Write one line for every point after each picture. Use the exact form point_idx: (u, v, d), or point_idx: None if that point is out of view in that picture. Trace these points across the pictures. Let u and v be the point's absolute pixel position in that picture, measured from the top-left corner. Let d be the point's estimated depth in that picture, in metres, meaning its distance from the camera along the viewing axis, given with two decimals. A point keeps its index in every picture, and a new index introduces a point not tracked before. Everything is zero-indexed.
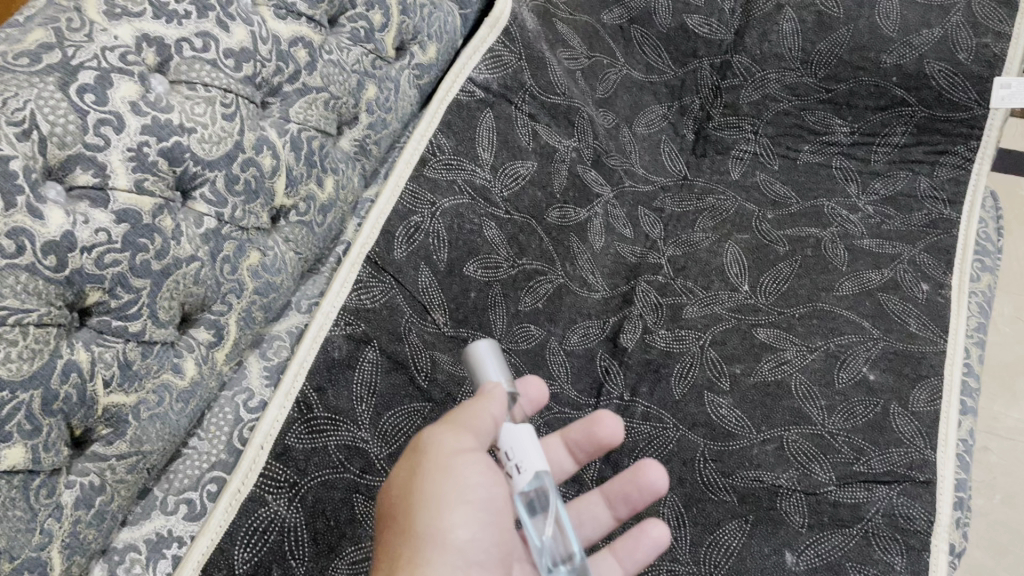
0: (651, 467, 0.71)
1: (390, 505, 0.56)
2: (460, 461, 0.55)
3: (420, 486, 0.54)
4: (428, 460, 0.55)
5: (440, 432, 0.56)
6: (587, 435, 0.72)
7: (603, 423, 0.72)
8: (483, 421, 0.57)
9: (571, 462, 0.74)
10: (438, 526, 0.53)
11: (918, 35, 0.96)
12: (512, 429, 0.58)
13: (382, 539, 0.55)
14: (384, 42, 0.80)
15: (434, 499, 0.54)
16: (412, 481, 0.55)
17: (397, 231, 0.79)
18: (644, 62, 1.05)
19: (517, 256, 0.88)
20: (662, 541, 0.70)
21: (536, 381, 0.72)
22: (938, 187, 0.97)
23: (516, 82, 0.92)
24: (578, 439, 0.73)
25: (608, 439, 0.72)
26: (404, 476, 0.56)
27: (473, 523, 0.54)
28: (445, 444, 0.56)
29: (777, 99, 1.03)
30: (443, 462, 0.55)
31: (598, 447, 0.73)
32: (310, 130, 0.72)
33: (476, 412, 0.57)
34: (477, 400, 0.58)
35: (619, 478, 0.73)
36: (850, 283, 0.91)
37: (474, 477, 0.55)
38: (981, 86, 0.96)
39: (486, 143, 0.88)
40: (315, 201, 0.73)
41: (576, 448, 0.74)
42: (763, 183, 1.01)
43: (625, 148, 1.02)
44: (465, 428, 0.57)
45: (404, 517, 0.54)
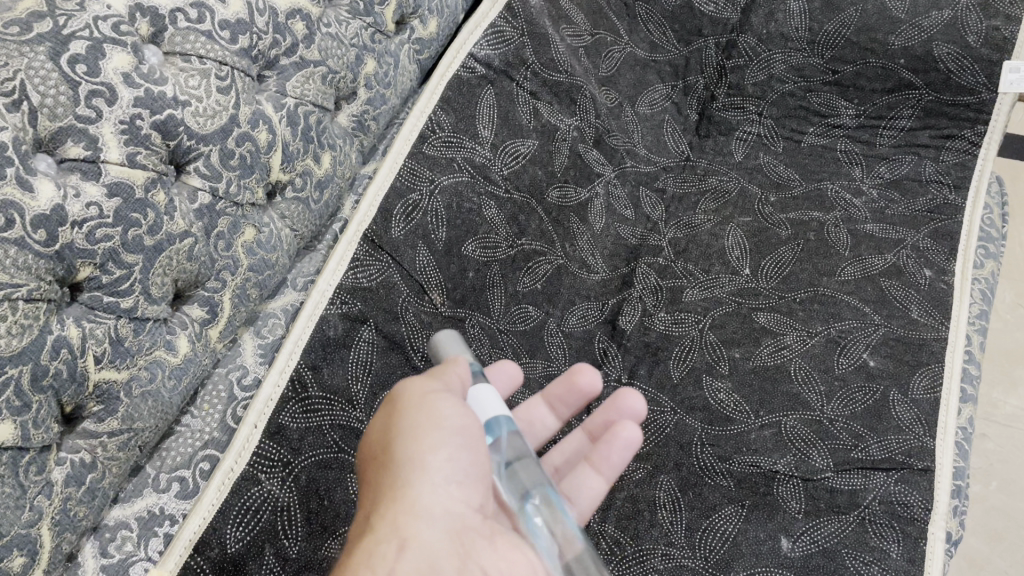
0: (631, 394, 0.69)
1: (368, 456, 0.50)
2: (433, 397, 0.50)
3: (394, 422, 0.49)
4: (400, 399, 0.50)
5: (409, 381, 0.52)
6: (567, 386, 0.70)
7: (581, 372, 0.70)
8: (452, 376, 0.54)
9: (554, 421, 0.72)
10: (416, 449, 0.47)
11: (927, 17, 0.94)
12: (477, 391, 0.56)
13: (365, 489, 0.49)
14: (383, 16, 0.78)
15: (409, 429, 0.48)
16: (390, 422, 0.50)
17: (395, 208, 0.78)
18: (648, 40, 1.03)
19: (517, 236, 0.87)
20: (635, 442, 0.65)
21: (510, 368, 0.70)
22: (943, 171, 0.96)
23: (519, 58, 0.90)
24: (559, 394, 0.71)
25: (588, 390, 0.70)
26: (382, 423, 0.51)
27: (456, 446, 0.48)
28: (414, 386, 0.51)
29: (782, 80, 1.01)
30: (418, 398, 0.50)
31: (581, 400, 0.71)
32: (308, 105, 0.71)
33: (446, 368, 0.54)
34: (444, 365, 0.55)
35: (600, 412, 0.70)
36: (852, 268, 0.90)
37: (449, 408, 0.49)
38: (991, 70, 0.94)
39: (486, 120, 0.87)
40: (311, 177, 0.72)
41: (557, 404, 0.72)
42: (767, 165, 1.00)
43: (628, 127, 1.01)
44: (436, 377, 0.53)
45: (382, 454, 0.48)
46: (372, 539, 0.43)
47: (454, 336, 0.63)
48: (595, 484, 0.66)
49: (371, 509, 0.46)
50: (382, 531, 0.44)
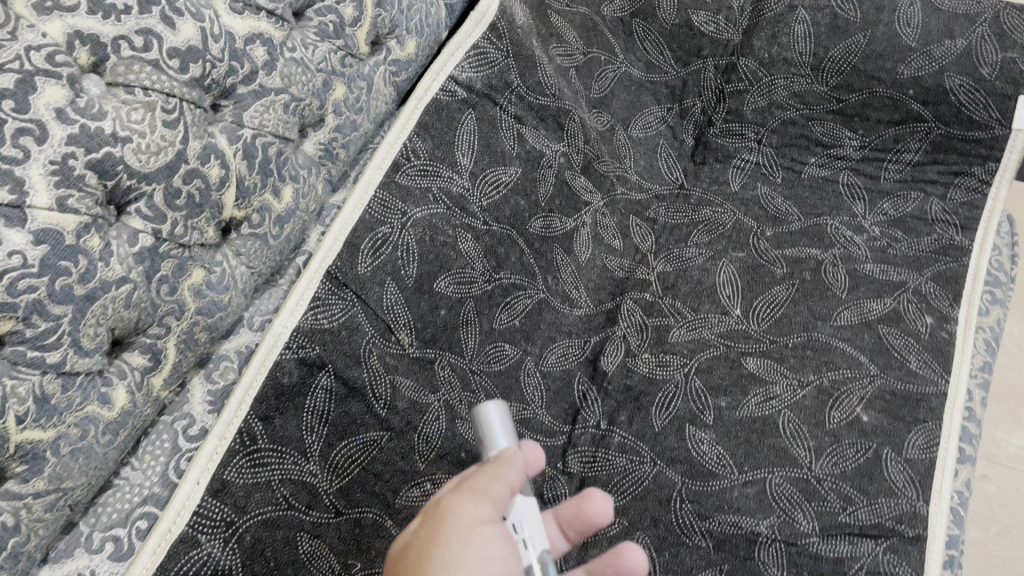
0: (631, 549, 0.65)
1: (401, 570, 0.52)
2: (480, 531, 0.52)
3: (437, 547, 0.51)
4: (448, 525, 0.52)
5: (459, 500, 0.54)
6: (577, 511, 0.68)
7: (594, 500, 0.67)
8: (501, 490, 0.56)
9: (564, 542, 0.70)
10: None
11: (940, 45, 0.88)
12: (519, 505, 0.58)
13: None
14: (355, 38, 0.74)
15: (452, 564, 0.50)
16: (431, 543, 0.52)
17: (362, 243, 0.74)
18: (644, 60, 0.99)
19: (495, 270, 0.83)
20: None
21: (539, 448, 0.68)
22: (950, 211, 0.90)
23: (503, 81, 0.85)
24: (568, 517, 0.69)
25: (598, 518, 0.67)
26: (422, 540, 0.53)
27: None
28: (464, 511, 0.53)
29: (784, 107, 0.96)
30: (464, 525, 0.52)
31: (588, 525, 0.68)
32: (267, 136, 0.66)
33: (495, 480, 0.56)
34: (497, 469, 0.57)
35: (600, 559, 0.67)
36: (848, 312, 0.85)
37: (493, 548, 0.52)
38: (1004, 105, 0.88)
39: (466, 146, 0.82)
40: (270, 212, 0.67)
41: (566, 524, 0.69)
42: (764, 197, 0.95)
43: (619, 151, 0.96)
44: (485, 498, 0.55)
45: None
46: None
47: (502, 415, 0.61)
48: None
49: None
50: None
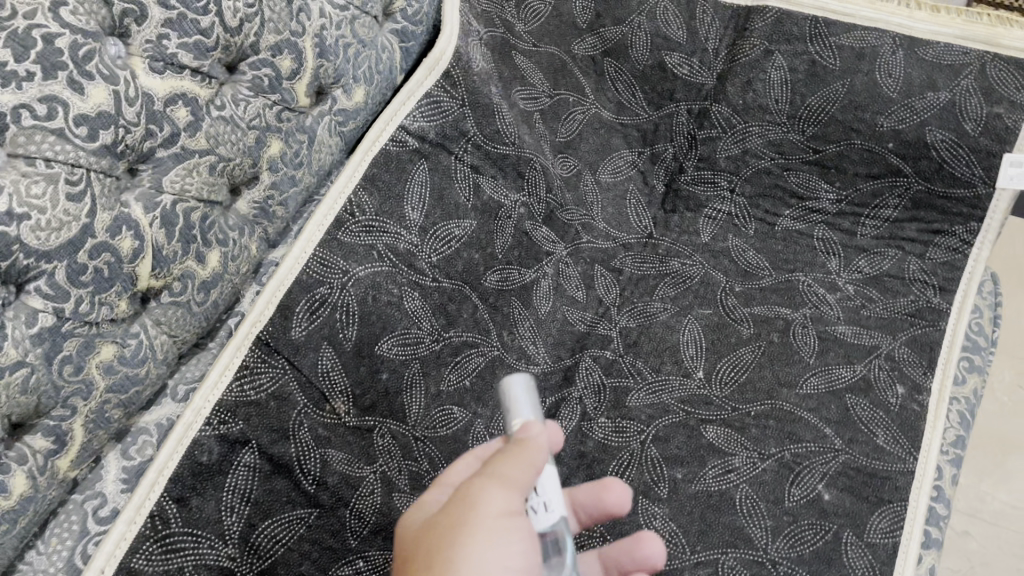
0: (651, 540, 0.66)
1: (420, 557, 0.49)
2: (507, 525, 0.49)
3: (458, 543, 0.48)
4: (473, 516, 0.49)
5: (488, 488, 0.50)
6: (593, 499, 0.68)
7: (613, 490, 0.67)
8: (529, 475, 0.52)
9: (573, 523, 0.70)
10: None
11: (921, 98, 0.84)
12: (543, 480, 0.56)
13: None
14: (294, 91, 0.70)
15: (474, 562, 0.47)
16: (453, 537, 0.48)
17: (297, 306, 0.70)
18: (615, 100, 0.95)
19: (444, 328, 0.79)
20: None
21: (556, 428, 0.65)
22: (929, 270, 0.86)
23: (457, 130, 0.81)
24: (583, 503, 0.68)
25: (614, 506, 0.67)
26: (443, 529, 0.49)
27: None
28: (492, 502, 0.49)
29: (758, 155, 0.91)
30: (489, 522, 0.49)
31: (604, 514, 0.68)
32: (189, 201, 0.62)
33: (524, 466, 0.52)
34: (526, 450, 0.53)
35: (618, 545, 0.68)
36: (816, 379, 0.81)
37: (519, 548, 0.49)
38: (988, 163, 0.83)
39: (416, 199, 0.78)
40: (193, 279, 0.64)
41: (579, 509, 0.69)
42: (735, 249, 0.91)
43: (585, 199, 0.93)
44: (514, 486, 0.51)
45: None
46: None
47: (528, 385, 0.58)
48: None
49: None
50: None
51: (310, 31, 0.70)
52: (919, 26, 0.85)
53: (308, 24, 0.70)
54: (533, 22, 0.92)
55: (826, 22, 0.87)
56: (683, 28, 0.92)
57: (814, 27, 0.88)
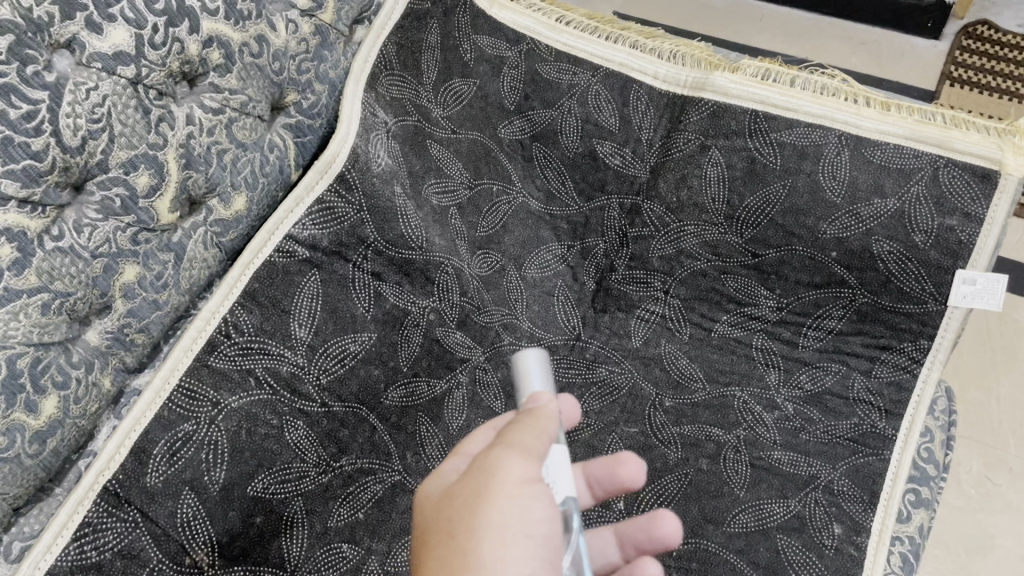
0: (668, 516, 0.60)
1: (440, 526, 0.45)
2: (531, 493, 0.45)
3: (481, 510, 0.43)
4: (496, 480, 0.44)
5: (507, 455, 0.46)
6: (608, 474, 0.60)
7: (628, 463, 0.60)
8: (543, 441, 0.48)
9: (587, 497, 0.62)
10: (501, 555, 0.42)
11: (867, 204, 0.77)
12: (556, 455, 0.50)
13: (423, 566, 0.44)
14: (154, 209, 0.62)
15: (498, 531, 0.43)
16: (475, 504, 0.44)
17: (155, 448, 0.63)
18: (545, 189, 0.88)
19: (334, 457, 0.72)
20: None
21: (573, 401, 0.58)
22: (875, 389, 0.79)
23: (354, 237, 0.74)
24: (597, 476, 0.61)
25: (631, 481, 0.60)
26: (462, 496, 0.45)
27: (535, 558, 0.44)
28: (514, 469, 0.45)
29: (694, 256, 0.84)
30: (512, 491, 0.44)
31: (619, 490, 0.61)
32: (14, 348, 0.54)
33: (540, 433, 0.48)
34: (536, 419, 0.49)
35: (632, 521, 0.61)
36: (744, 515, 0.74)
37: (542, 511, 0.45)
38: (939, 278, 0.76)
39: (305, 315, 0.71)
40: (22, 433, 0.56)
41: (594, 486, 0.61)
42: (668, 356, 0.83)
43: (508, 296, 0.85)
44: (534, 451, 0.47)
45: (462, 540, 0.43)
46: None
47: (541, 361, 0.55)
48: None
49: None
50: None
51: (175, 140, 0.63)
52: (867, 124, 0.77)
53: (173, 134, 0.63)
54: (454, 106, 0.85)
55: (766, 117, 0.80)
56: (615, 115, 0.85)
57: (753, 122, 0.80)
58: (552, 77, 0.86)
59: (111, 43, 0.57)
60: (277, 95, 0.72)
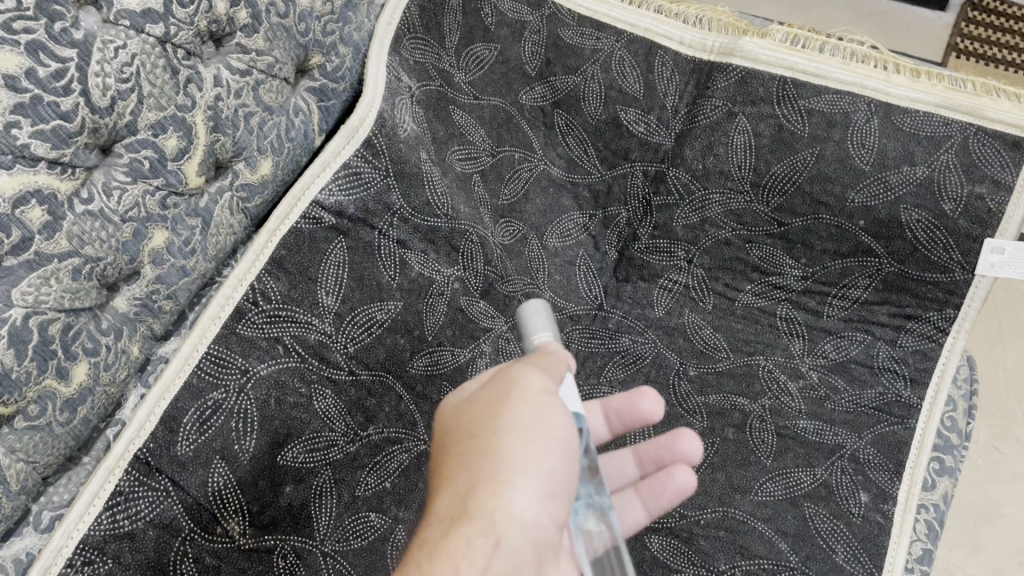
0: (686, 435, 0.67)
1: (464, 431, 0.51)
2: (549, 400, 0.51)
3: (503, 411, 0.49)
4: (516, 390, 0.50)
5: (526, 370, 0.52)
6: (626, 406, 0.67)
7: (646, 399, 0.66)
8: (558, 367, 0.54)
9: (607, 429, 0.70)
10: (522, 449, 0.48)
11: (896, 172, 0.76)
12: (567, 385, 0.57)
13: (449, 463, 0.49)
14: (182, 172, 0.61)
15: (519, 427, 0.49)
16: (497, 407, 0.50)
17: (185, 416, 0.62)
18: (566, 156, 0.86)
19: (361, 426, 0.70)
20: (689, 488, 0.65)
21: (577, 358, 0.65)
22: (900, 359, 0.79)
23: (381, 204, 0.73)
24: (617, 407, 0.68)
25: (649, 415, 0.66)
26: (485, 403, 0.51)
27: (557, 456, 0.49)
28: (532, 381, 0.51)
29: (718, 225, 0.83)
30: (532, 396, 0.50)
31: (638, 421, 0.68)
32: (46, 314, 0.53)
33: (554, 361, 0.54)
34: (549, 354, 0.56)
35: (653, 441, 0.69)
36: (772, 484, 0.74)
37: (561, 417, 0.51)
38: (967, 246, 0.76)
39: (332, 282, 0.70)
40: (53, 400, 0.55)
41: (613, 419, 0.69)
42: (691, 326, 0.83)
43: (529, 266, 0.83)
44: (551, 373, 0.53)
45: (485, 436, 0.49)
46: (466, 526, 0.44)
47: (544, 310, 0.60)
48: (636, 513, 0.67)
49: (462, 492, 0.47)
50: (480, 521, 0.44)
51: (203, 102, 0.61)
52: (898, 92, 0.76)
53: (201, 96, 0.61)
54: (476, 71, 0.83)
55: (795, 84, 0.79)
56: (639, 81, 0.84)
57: (782, 88, 0.79)
58: (574, 42, 0.85)
59: (139, 0, 0.56)
60: (302, 57, 0.70)
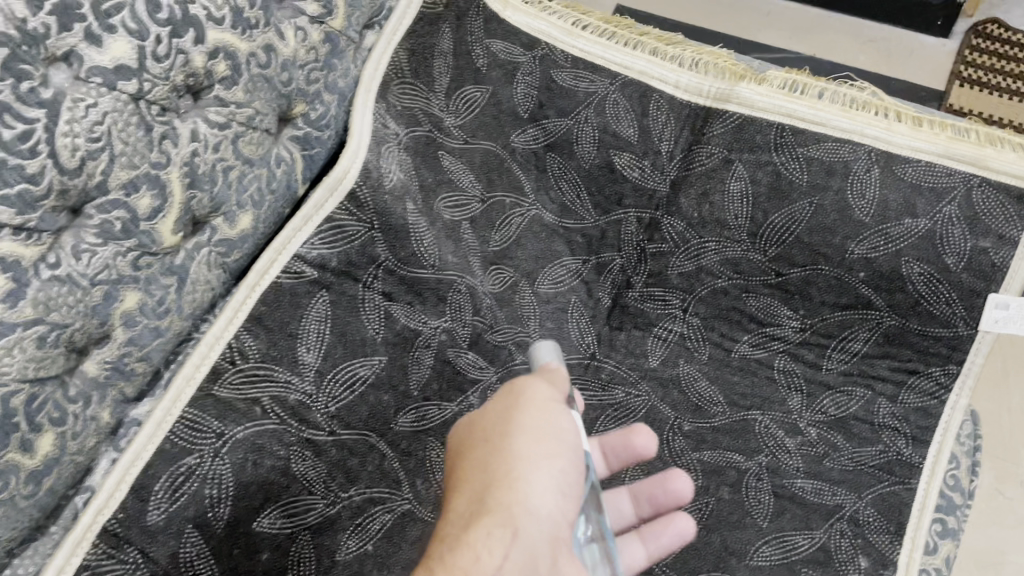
0: (679, 475, 0.67)
1: (474, 437, 0.51)
2: (558, 406, 0.52)
3: (514, 415, 0.50)
4: (524, 397, 0.51)
5: (532, 380, 0.53)
6: (623, 444, 0.65)
7: (641, 435, 0.65)
8: (560, 379, 0.56)
9: (602, 468, 0.67)
10: (534, 451, 0.49)
11: (897, 224, 0.74)
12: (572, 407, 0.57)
13: (462, 468, 0.50)
14: (157, 231, 0.59)
15: (532, 430, 0.50)
16: (507, 414, 0.51)
17: (156, 484, 0.60)
18: (559, 201, 0.83)
19: (342, 487, 0.68)
20: (688, 534, 0.65)
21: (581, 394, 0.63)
22: (902, 415, 0.76)
23: (366, 256, 0.71)
24: (613, 446, 0.66)
25: (644, 451, 0.65)
26: (494, 411, 0.52)
27: (569, 457, 0.50)
28: (538, 390, 0.52)
29: (714, 274, 0.81)
30: (540, 403, 0.51)
31: (634, 459, 0.66)
32: (8, 387, 0.51)
33: (556, 373, 0.56)
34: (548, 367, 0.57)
35: (647, 480, 0.68)
36: (768, 548, 0.71)
37: (568, 422, 0.52)
38: (970, 301, 0.74)
39: (313, 339, 0.67)
40: (16, 475, 0.52)
41: (609, 456, 0.66)
42: (687, 377, 0.80)
43: (521, 315, 0.80)
44: (555, 384, 0.55)
45: (498, 439, 0.49)
46: (485, 518, 0.45)
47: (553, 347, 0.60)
48: (637, 558, 0.65)
49: (479, 488, 0.47)
50: (498, 515, 0.45)
51: (178, 159, 0.59)
52: (899, 141, 0.75)
53: (176, 152, 0.59)
54: (466, 114, 0.81)
55: (792, 131, 0.77)
56: (634, 125, 0.82)
57: (779, 136, 0.78)
58: (568, 84, 0.83)
59: (111, 56, 0.53)
60: (285, 106, 0.68)
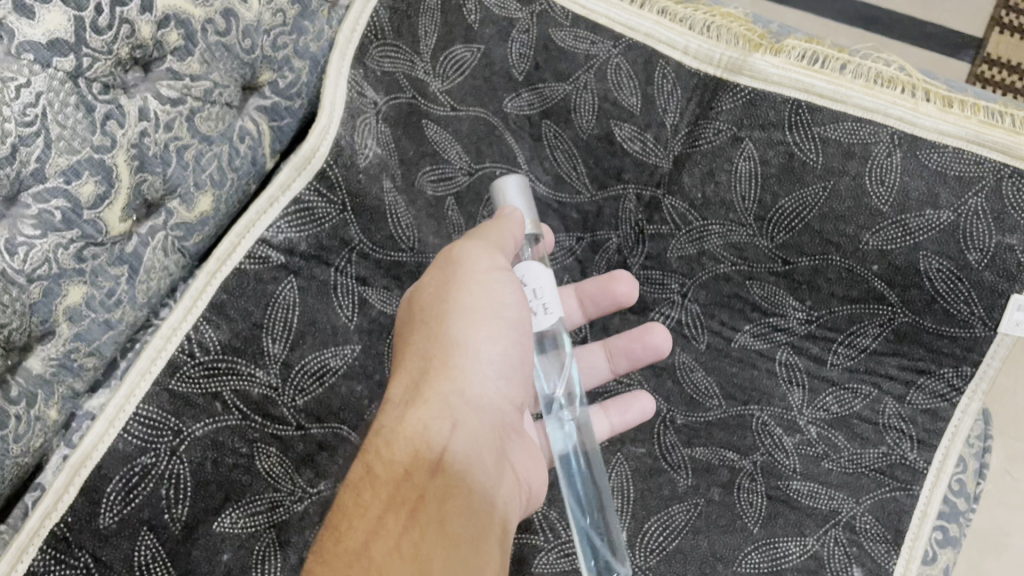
0: (657, 331, 0.73)
1: (416, 314, 0.55)
2: (496, 278, 0.55)
3: (451, 294, 0.54)
4: (462, 272, 0.54)
5: (472, 246, 0.56)
6: (603, 290, 0.74)
7: (621, 281, 0.74)
8: (506, 236, 0.57)
9: (580, 316, 0.75)
10: (470, 334, 0.53)
11: (917, 215, 0.68)
12: (529, 265, 0.60)
13: (407, 344, 0.55)
14: (105, 218, 0.54)
15: (466, 313, 0.53)
16: (444, 290, 0.54)
17: (108, 487, 0.57)
18: (553, 173, 0.77)
19: (311, 481, 0.63)
20: (649, 411, 0.71)
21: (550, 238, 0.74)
22: (908, 417, 0.72)
23: (337, 239, 0.67)
24: (591, 292, 0.74)
25: (622, 297, 0.74)
26: (434, 285, 0.55)
27: (505, 333, 0.54)
28: (479, 258, 0.55)
29: (717, 259, 0.75)
30: (477, 278, 0.54)
31: (611, 306, 0.75)
32: None
33: (501, 231, 0.57)
34: (496, 221, 0.58)
35: (624, 335, 0.73)
36: (758, 555, 0.68)
37: (508, 294, 0.55)
38: (991, 300, 0.69)
39: (280, 328, 0.64)
40: None
41: (587, 301, 0.75)
42: (682, 368, 0.75)
43: None
44: (499, 247, 0.56)
45: (436, 322, 0.53)
46: (422, 407, 0.50)
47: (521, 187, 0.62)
48: (601, 424, 0.70)
49: (417, 374, 0.52)
50: (434, 405, 0.50)
51: (125, 140, 0.54)
52: (925, 122, 0.68)
53: (123, 133, 0.53)
54: (455, 77, 0.74)
55: (810, 108, 0.70)
56: (637, 93, 0.74)
57: (795, 113, 0.71)
58: (566, 45, 0.75)
59: (44, 29, 0.47)
60: (249, 76, 0.63)
